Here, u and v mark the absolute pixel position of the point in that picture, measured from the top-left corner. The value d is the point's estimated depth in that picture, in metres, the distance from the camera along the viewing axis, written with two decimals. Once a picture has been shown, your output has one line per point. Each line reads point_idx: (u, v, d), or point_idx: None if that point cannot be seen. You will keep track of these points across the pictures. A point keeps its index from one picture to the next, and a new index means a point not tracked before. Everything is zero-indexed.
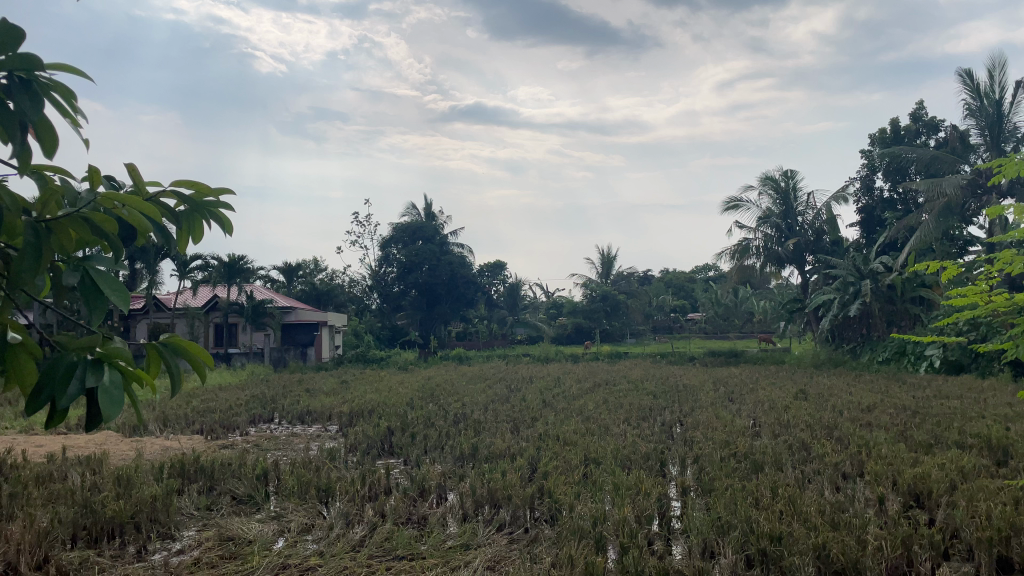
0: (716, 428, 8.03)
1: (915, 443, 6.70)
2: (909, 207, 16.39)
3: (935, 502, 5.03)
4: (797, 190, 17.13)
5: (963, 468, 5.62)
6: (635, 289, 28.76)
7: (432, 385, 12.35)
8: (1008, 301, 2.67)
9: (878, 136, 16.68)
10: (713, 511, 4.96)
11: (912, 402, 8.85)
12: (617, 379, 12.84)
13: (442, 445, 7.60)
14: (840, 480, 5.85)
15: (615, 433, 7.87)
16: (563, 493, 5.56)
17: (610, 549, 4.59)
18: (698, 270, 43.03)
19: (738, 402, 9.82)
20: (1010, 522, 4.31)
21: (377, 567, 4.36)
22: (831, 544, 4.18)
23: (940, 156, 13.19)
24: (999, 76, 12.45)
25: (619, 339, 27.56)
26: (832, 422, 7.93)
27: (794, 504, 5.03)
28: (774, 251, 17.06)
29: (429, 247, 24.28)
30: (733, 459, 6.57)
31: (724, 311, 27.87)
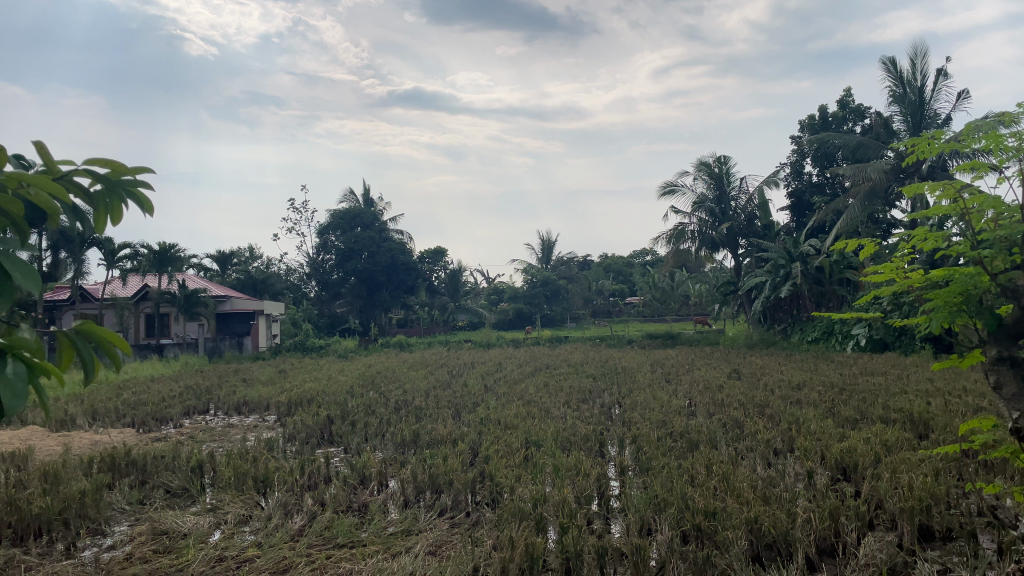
0: (653, 408, 8.19)
1: (842, 418, 6.96)
2: (836, 191, 16.94)
3: (861, 475, 5.25)
4: (731, 175, 17.50)
5: (887, 441, 5.87)
6: (575, 274, 29.05)
7: (372, 372, 12.27)
8: (922, 277, 2.79)
9: (808, 122, 17.15)
10: (650, 489, 5.07)
11: (838, 379, 9.19)
12: (558, 363, 12.97)
13: (383, 432, 7.58)
14: (771, 455, 6.04)
15: (555, 416, 7.97)
16: (504, 475, 5.60)
17: (550, 529, 4.65)
18: (637, 254, 43.68)
19: (674, 383, 10.05)
20: (929, 492, 4.53)
21: (316, 556, 4.32)
22: (763, 517, 4.32)
23: (865, 142, 13.63)
24: (921, 64, 12.92)
25: (559, 324, 27.81)
26: (764, 400, 8.19)
27: (727, 480, 5.18)
28: (708, 235, 17.43)
29: (368, 234, 24.01)
30: (669, 438, 6.72)
31: (661, 295, 28.39)
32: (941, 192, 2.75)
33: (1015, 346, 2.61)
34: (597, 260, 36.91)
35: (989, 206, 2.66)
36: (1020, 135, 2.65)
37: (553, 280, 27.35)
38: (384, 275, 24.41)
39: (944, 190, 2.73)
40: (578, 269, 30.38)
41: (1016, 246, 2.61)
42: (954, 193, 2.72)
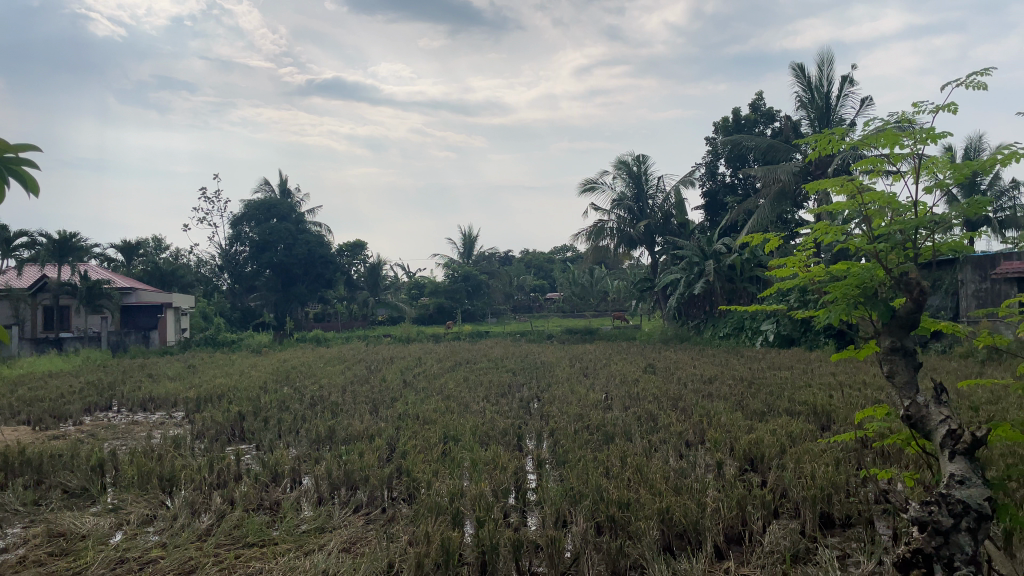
0: (571, 402, 8.29)
1: (750, 411, 7.21)
2: (748, 192, 17.52)
3: (767, 465, 5.45)
4: (649, 174, 17.86)
5: (792, 432, 6.11)
6: (496, 270, 29.13)
7: (288, 367, 12.00)
8: (823, 271, 2.91)
9: (722, 124, 17.68)
10: (566, 481, 5.14)
11: (747, 373, 9.52)
12: (478, 358, 12.97)
13: (297, 428, 7.41)
14: (683, 447, 6.19)
15: (474, 411, 7.97)
16: (420, 470, 5.56)
17: (467, 523, 4.64)
18: (557, 250, 44.19)
19: (591, 377, 10.19)
20: (830, 481, 4.74)
21: (225, 555, 4.18)
22: (674, 507, 4.42)
23: (775, 145, 14.13)
24: (827, 70, 13.48)
25: (480, 319, 27.82)
26: (677, 393, 8.40)
27: (641, 471, 5.29)
28: (626, 233, 17.76)
29: (285, 226, 23.44)
30: (585, 431, 6.82)
31: (581, 291, 28.78)
32: (840, 187, 2.87)
33: (906, 337, 2.75)
34: (518, 256, 37.10)
35: (885, 203, 2.80)
36: (914, 135, 2.79)
37: (474, 275, 27.34)
38: (301, 269, 23.92)
39: (842, 187, 2.86)
40: (500, 265, 30.50)
41: (909, 242, 2.74)
42: (851, 189, 2.84)
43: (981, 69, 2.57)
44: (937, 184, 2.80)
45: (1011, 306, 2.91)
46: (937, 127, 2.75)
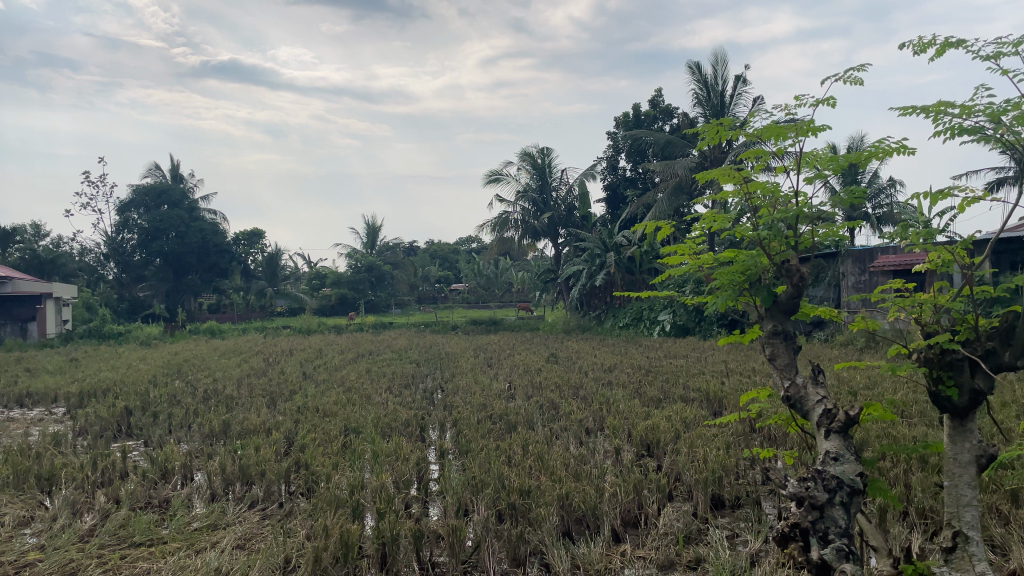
0: (474, 392, 8.32)
1: (648, 398, 7.42)
2: (647, 186, 17.98)
3: (662, 450, 5.62)
4: (552, 167, 18.06)
5: (686, 418, 6.32)
6: (400, 260, 28.85)
7: (179, 360, 11.51)
8: (712, 258, 3.01)
9: (623, 119, 18.07)
10: (468, 471, 5.13)
11: (645, 362, 9.81)
12: (381, 349, 12.81)
13: (189, 423, 7.12)
14: (583, 434, 6.30)
15: (376, 402, 7.88)
16: (320, 464, 5.44)
17: (367, 515, 4.56)
18: (463, 241, 44.18)
19: (495, 367, 10.26)
20: (721, 463, 4.93)
21: (110, 556, 3.97)
22: (574, 493, 4.49)
23: (673, 141, 14.55)
24: (722, 69, 13.97)
25: (384, 310, 27.49)
26: (578, 382, 8.57)
27: (542, 459, 5.36)
28: (530, 225, 17.87)
29: (177, 213, 22.46)
30: (488, 421, 6.85)
31: (486, 282, 28.86)
32: (729, 178, 2.98)
33: (787, 321, 2.89)
34: (423, 247, 36.80)
35: (769, 192, 2.93)
36: (795, 128, 2.92)
37: (377, 265, 26.98)
38: (194, 257, 23.04)
39: (730, 178, 2.96)
40: (404, 256, 30.22)
41: (790, 231, 2.87)
42: (737, 179, 2.96)
43: (856, 65, 2.69)
44: (817, 176, 2.94)
45: (883, 292, 3.09)
46: (816, 120, 2.89)
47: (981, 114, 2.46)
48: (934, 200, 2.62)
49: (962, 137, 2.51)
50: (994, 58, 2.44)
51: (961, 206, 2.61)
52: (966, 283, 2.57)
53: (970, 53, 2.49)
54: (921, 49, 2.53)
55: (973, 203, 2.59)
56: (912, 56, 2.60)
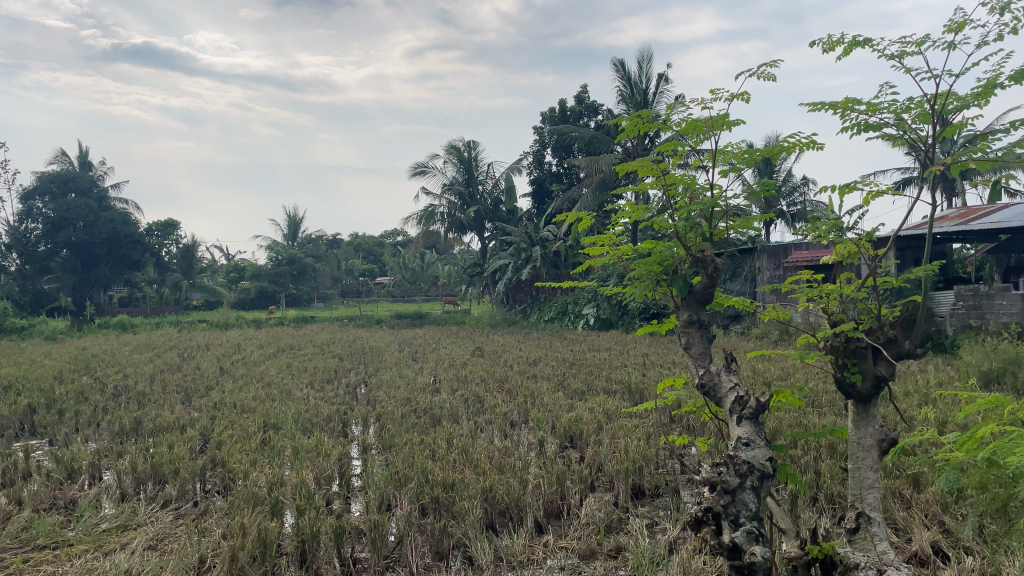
0: (398, 386, 8.24)
1: (571, 391, 7.50)
2: (573, 181, 18.17)
3: (585, 441, 5.68)
4: (479, 161, 17.98)
5: (608, 410, 6.41)
6: (324, 253, 28.36)
7: (86, 356, 10.99)
8: (631, 249, 3.04)
9: (549, 113, 18.17)
10: (391, 466, 5.05)
11: (569, 355, 9.91)
12: (303, 343, 12.55)
13: (98, 421, 6.81)
14: (507, 427, 6.31)
15: (297, 398, 7.70)
16: (237, 460, 5.27)
17: (286, 512, 4.44)
18: (389, 234, 43.73)
19: (420, 361, 10.19)
20: (641, 454, 5.01)
21: (10, 561, 3.75)
22: (497, 486, 4.49)
23: (598, 137, 14.71)
24: (646, 67, 14.21)
25: (306, 304, 26.94)
26: (503, 375, 8.61)
27: (466, 452, 5.34)
28: (456, 218, 17.78)
29: (85, 202, 21.47)
30: (413, 415, 6.78)
31: (411, 276, 28.65)
32: (647, 171, 3.02)
33: (701, 311, 2.96)
34: (347, 240, 36.17)
35: (685, 184, 2.99)
36: (711, 122, 2.97)
37: (299, 258, 26.42)
38: (103, 248, 22.09)
39: (649, 170, 3.00)
40: (327, 249, 29.70)
41: (707, 222, 2.93)
42: (656, 171, 2.99)
43: (769, 61, 2.76)
44: (731, 169, 3.01)
45: (793, 284, 3.20)
46: (730, 114, 2.95)
47: (885, 111, 2.56)
48: (841, 193, 2.72)
49: (868, 133, 2.61)
50: (899, 57, 2.54)
51: (866, 200, 2.73)
52: (870, 274, 2.68)
53: (876, 52, 2.59)
54: (832, 46, 2.61)
55: (877, 198, 2.71)
56: (822, 53, 2.68)
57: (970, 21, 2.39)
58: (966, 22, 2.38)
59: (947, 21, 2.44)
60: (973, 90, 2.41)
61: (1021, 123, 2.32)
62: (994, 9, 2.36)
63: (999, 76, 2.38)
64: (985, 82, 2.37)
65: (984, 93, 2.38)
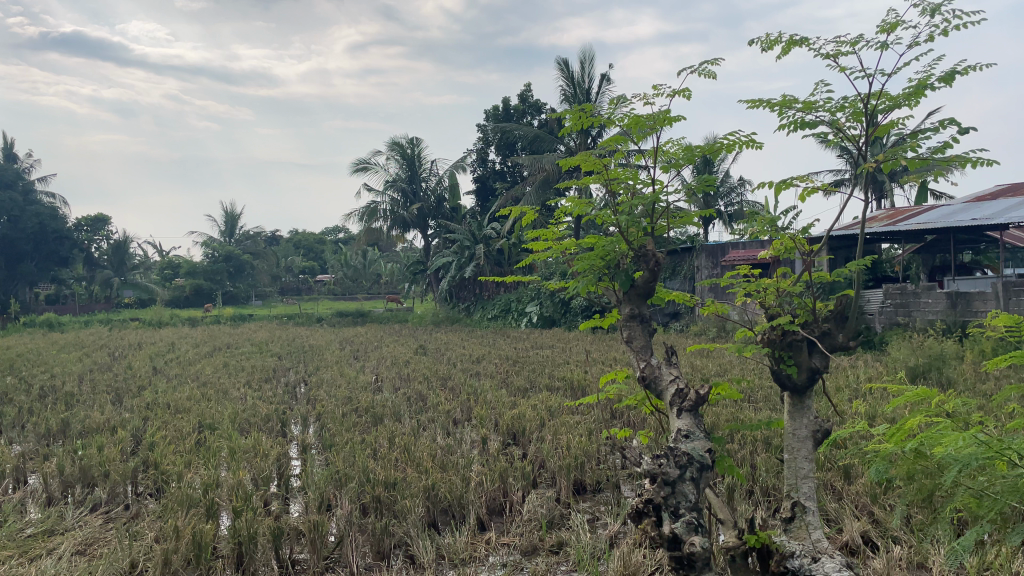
0: (339, 385, 8.12)
1: (515, 388, 7.51)
2: (516, 180, 18.21)
3: (528, 438, 5.69)
4: (422, 158, 17.88)
5: (551, 407, 6.43)
6: (262, 250, 27.81)
7: (8, 355, 10.52)
8: (574, 244, 3.05)
9: (492, 111, 18.17)
10: (332, 465, 4.97)
11: (513, 352, 9.93)
12: (241, 342, 12.26)
13: (21, 423, 6.51)
14: (450, 425, 6.28)
15: (234, 397, 7.52)
16: (171, 462, 5.11)
17: (222, 514, 4.31)
18: (330, 230, 43.11)
19: (361, 359, 10.06)
20: (583, 450, 5.04)
21: None
22: (440, 484, 4.45)
23: (541, 136, 14.76)
24: (589, 67, 14.32)
25: (243, 302, 26.33)
26: (446, 373, 8.57)
27: (408, 450, 5.29)
28: (399, 215, 17.64)
29: (9, 195, 20.57)
30: (354, 414, 6.69)
31: (353, 273, 28.28)
32: (590, 166, 3.03)
33: (643, 305, 3.00)
34: (287, 236, 35.49)
35: (628, 179, 3.02)
36: (652, 118, 3.00)
37: (236, 255, 25.82)
38: (28, 244, 21.23)
39: (591, 166, 3.02)
40: (265, 246, 29.11)
41: (649, 217, 2.96)
42: (598, 166, 3.01)
43: (710, 59, 2.80)
44: (672, 166, 3.05)
45: (730, 279, 3.24)
46: (671, 111, 2.98)
47: (821, 109, 2.62)
48: (778, 190, 2.78)
49: (804, 130, 2.66)
50: (834, 56, 2.60)
51: (802, 197, 2.79)
52: (805, 269, 2.75)
53: (812, 52, 2.65)
54: (770, 45, 2.65)
55: (811, 195, 2.78)
56: (760, 52, 2.74)
57: (903, 22, 2.46)
58: (899, 23, 2.45)
59: (880, 21, 2.51)
60: (904, 90, 2.48)
61: (948, 122, 2.40)
62: (925, 11, 2.44)
63: (928, 77, 2.46)
64: (916, 82, 2.44)
65: (914, 94, 2.46)
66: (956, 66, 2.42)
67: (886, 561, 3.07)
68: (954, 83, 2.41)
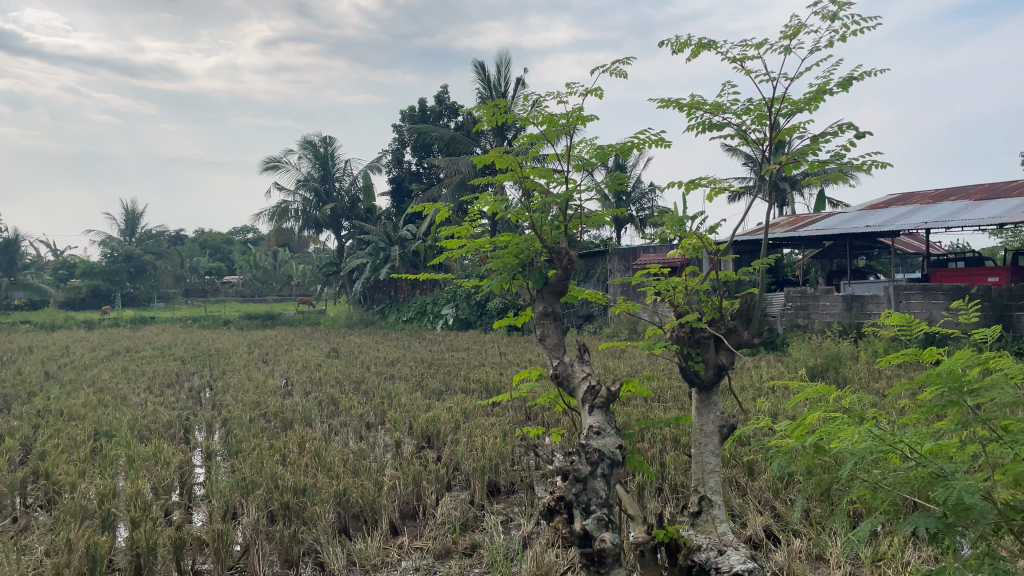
0: (246, 390, 7.85)
1: (429, 391, 7.44)
2: (432, 181, 18.10)
3: (442, 441, 5.64)
4: (335, 157, 17.56)
5: (466, 409, 6.39)
6: (163, 250, 26.85)
7: None
8: (488, 242, 3.02)
9: (408, 112, 18.02)
10: (238, 472, 4.78)
11: (428, 355, 9.84)
12: (142, 346, 11.68)
13: None
14: (363, 429, 6.15)
15: (133, 403, 7.16)
16: (63, 472, 4.80)
17: (120, 526, 4.08)
18: (238, 230, 41.76)
19: (271, 363, 9.76)
20: (498, 451, 5.03)
21: None
22: (351, 489, 4.35)
23: (458, 138, 14.73)
24: (505, 71, 14.39)
25: (144, 304, 25.20)
26: (359, 376, 8.42)
27: (318, 456, 5.14)
28: (311, 215, 17.25)
29: None
30: (262, 419, 6.47)
31: (263, 275, 27.53)
32: (504, 163, 3.02)
33: (556, 304, 3.02)
34: (192, 235, 34.15)
35: (542, 176, 3.03)
36: (567, 116, 3.01)
37: (137, 255, 24.83)
38: None
39: (506, 163, 3.01)
40: (169, 246, 27.97)
41: (562, 215, 2.96)
42: (513, 164, 3.00)
43: (621, 59, 2.84)
44: (585, 165, 3.07)
45: (641, 279, 3.28)
46: (584, 110, 3.01)
47: (729, 111, 2.69)
48: (687, 189, 2.84)
49: (712, 132, 2.72)
50: (740, 59, 2.67)
51: (710, 198, 2.86)
52: (713, 268, 2.82)
53: (719, 55, 2.71)
54: (681, 48, 2.71)
55: (719, 195, 2.85)
56: (671, 53, 2.78)
57: (805, 27, 2.55)
58: (802, 28, 2.53)
59: (784, 26, 2.59)
60: (805, 94, 2.57)
61: (847, 127, 2.50)
62: (825, 17, 2.53)
63: (828, 82, 2.55)
64: (817, 87, 2.54)
65: (815, 98, 2.55)
66: (853, 72, 2.52)
67: (787, 554, 3.17)
68: (851, 88, 2.51)
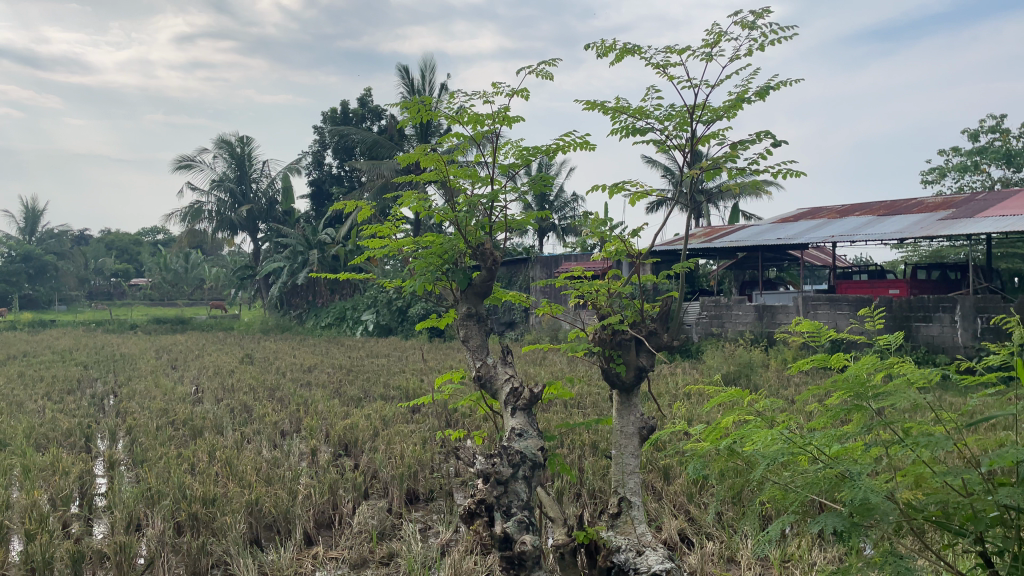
0: (154, 396, 7.52)
1: (347, 397, 7.28)
2: (353, 185, 17.86)
3: (360, 448, 5.52)
4: (253, 157, 17.10)
5: (385, 416, 6.29)
6: (65, 250, 25.61)
7: None
8: (410, 241, 2.97)
9: (329, 114, 17.74)
10: (143, 482, 4.55)
11: (346, 361, 9.66)
12: (39, 350, 11.01)
13: None
14: (277, 436, 5.97)
15: (29, 410, 6.74)
16: None
17: (12, 540, 3.81)
18: (148, 231, 40.15)
19: (181, 369, 9.37)
20: (417, 458, 4.95)
21: None
22: (264, 498, 4.20)
23: (381, 142, 14.57)
24: (430, 76, 14.32)
25: (43, 306, 23.90)
26: (274, 383, 8.18)
27: (230, 464, 4.94)
28: (227, 217, 16.73)
29: None
30: (170, 427, 6.19)
31: (173, 278, 26.50)
32: (428, 161, 2.98)
33: (479, 305, 3.01)
34: (97, 235, 32.62)
35: (466, 176, 3.00)
36: (492, 115, 3.01)
37: (37, 255, 23.56)
38: None
39: (430, 161, 2.97)
40: (72, 246, 26.66)
41: (486, 216, 2.94)
42: (437, 163, 2.96)
43: (548, 60, 2.87)
44: (509, 166, 3.07)
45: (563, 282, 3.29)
46: (510, 111, 3.02)
47: (652, 115, 2.75)
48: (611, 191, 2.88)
49: (635, 136, 2.78)
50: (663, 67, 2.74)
51: (632, 200, 2.91)
52: (634, 269, 2.86)
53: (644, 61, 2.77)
54: (607, 52, 2.75)
55: (640, 198, 2.91)
56: (597, 58, 2.83)
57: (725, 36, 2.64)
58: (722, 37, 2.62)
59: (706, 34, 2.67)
60: (725, 102, 2.65)
61: (763, 134, 2.59)
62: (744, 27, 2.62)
63: (745, 91, 2.65)
64: (736, 95, 2.62)
65: (734, 106, 2.63)
66: (770, 81, 2.62)
67: (701, 556, 3.23)
68: (768, 97, 2.61)
